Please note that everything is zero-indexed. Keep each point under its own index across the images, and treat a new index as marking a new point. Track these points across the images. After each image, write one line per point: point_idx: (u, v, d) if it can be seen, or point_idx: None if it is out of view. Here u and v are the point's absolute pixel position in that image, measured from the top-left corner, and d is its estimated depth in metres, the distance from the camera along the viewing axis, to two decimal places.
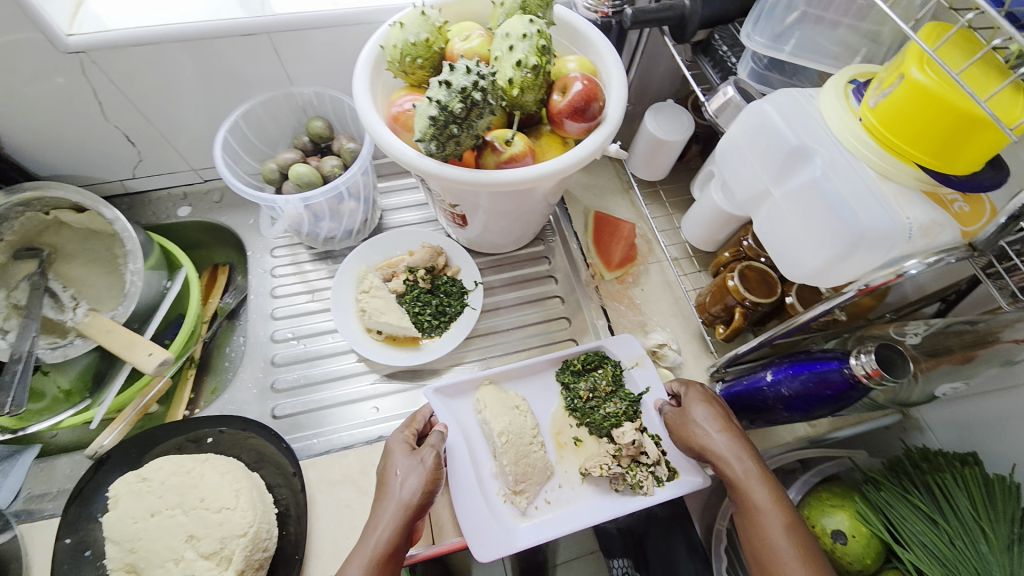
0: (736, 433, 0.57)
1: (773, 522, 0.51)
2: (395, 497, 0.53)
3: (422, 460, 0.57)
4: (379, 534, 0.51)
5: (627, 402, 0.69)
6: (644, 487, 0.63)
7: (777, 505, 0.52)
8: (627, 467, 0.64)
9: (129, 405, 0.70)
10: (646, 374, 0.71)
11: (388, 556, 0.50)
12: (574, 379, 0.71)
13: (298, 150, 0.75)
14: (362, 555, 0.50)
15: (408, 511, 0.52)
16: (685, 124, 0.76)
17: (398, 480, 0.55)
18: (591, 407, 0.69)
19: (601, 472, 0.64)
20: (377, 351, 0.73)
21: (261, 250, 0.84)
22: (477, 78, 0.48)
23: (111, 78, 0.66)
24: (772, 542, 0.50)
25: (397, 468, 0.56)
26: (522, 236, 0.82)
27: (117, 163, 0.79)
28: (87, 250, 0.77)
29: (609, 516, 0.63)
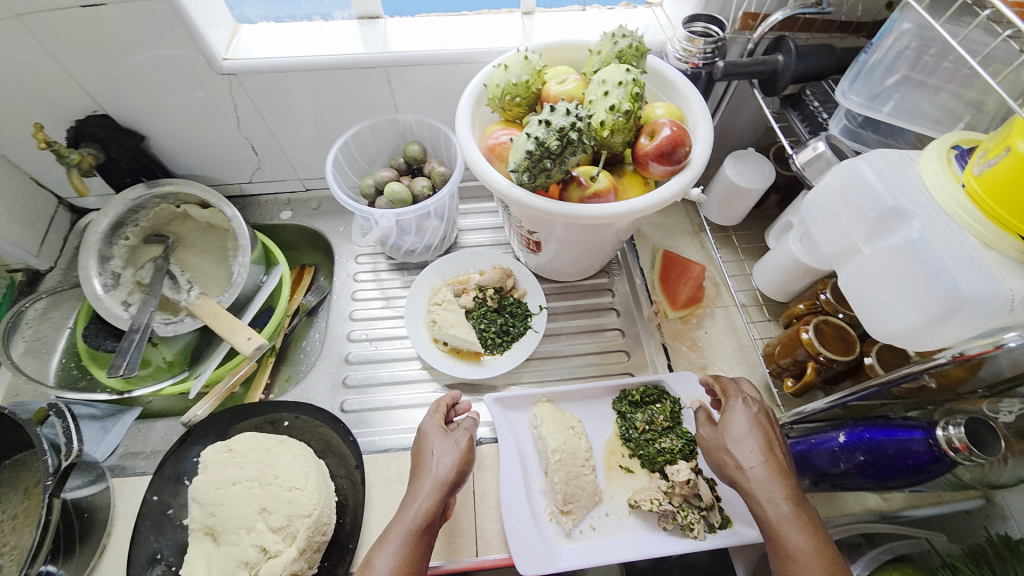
0: (776, 467, 0.54)
1: (811, 573, 0.47)
2: (432, 473, 0.57)
3: (455, 442, 0.60)
4: (417, 506, 0.54)
5: (684, 440, 0.69)
6: (695, 531, 0.62)
7: (817, 554, 0.48)
8: (679, 506, 0.64)
9: (222, 381, 0.78)
10: None
11: (423, 528, 0.53)
12: (631, 409, 0.72)
13: (394, 169, 0.82)
14: (402, 523, 0.53)
15: (443, 488, 0.56)
16: (766, 173, 0.76)
17: (434, 458, 0.58)
18: (647, 440, 0.69)
19: (651, 507, 0.63)
20: (443, 360, 0.77)
21: (347, 256, 0.92)
22: (574, 119, 0.52)
23: (251, 97, 0.77)
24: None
25: (435, 447, 0.60)
26: (590, 267, 0.84)
27: (240, 168, 0.90)
28: (204, 241, 0.88)
29: (654, 554, 0.62)
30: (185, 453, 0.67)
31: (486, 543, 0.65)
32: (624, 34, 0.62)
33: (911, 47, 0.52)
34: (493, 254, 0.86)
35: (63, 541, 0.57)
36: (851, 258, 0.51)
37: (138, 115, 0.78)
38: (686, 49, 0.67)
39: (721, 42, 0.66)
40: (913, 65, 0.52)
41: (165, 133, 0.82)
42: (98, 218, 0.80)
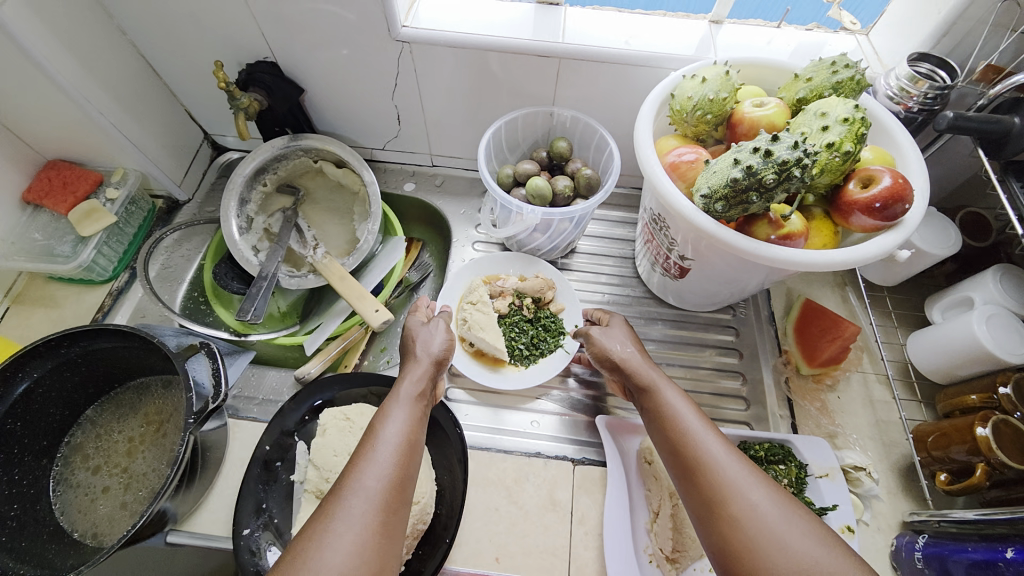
0: (643, 353, 0.61)
1: (688, 418, 0.51)
2: (426, 353, 0.59)
3: (438, 326, 0.63)
4: (411, 376, 0.56)
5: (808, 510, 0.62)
6: None
7: (687, 401, 0.53)
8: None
9: (334, 343, 0.79)
10: (835, 490, 0.64)
11: (421, 393, 0.54)
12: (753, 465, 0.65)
13: (536, 163, 0.80)
14: (399, 393, 0.53)
15: (436, 366, 0.58)
16: (952, 241, 0.68)
17: (421, 343, 0.60)
18: None
19: None
20: (465, 361, 0.74)
21: (463, 240, 0.90)
22: (801, 154, 0.47)
23: (416, 67, 0.76)
24: (684, 427, 0.50)
25: (420, 335, 0.62)
26: (721, 301, 0.78)
27: (379, 133, 0.90)
28: (330, 201, 0.89)
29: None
30: (297, 408, 0.68)
31: (579, 569, 0.62)
32: (847, 65, 0.56)
33: None
34: (539, 261, 0.83)
35: (184, 475, 0.59)
36: None
37: (301, 66, 0.78)
38: (904, 89, 0.60)
39: (948, 89, 0.59)
40: None
41: (320, 88, 0.82)
42: (245, 161, 0.82)
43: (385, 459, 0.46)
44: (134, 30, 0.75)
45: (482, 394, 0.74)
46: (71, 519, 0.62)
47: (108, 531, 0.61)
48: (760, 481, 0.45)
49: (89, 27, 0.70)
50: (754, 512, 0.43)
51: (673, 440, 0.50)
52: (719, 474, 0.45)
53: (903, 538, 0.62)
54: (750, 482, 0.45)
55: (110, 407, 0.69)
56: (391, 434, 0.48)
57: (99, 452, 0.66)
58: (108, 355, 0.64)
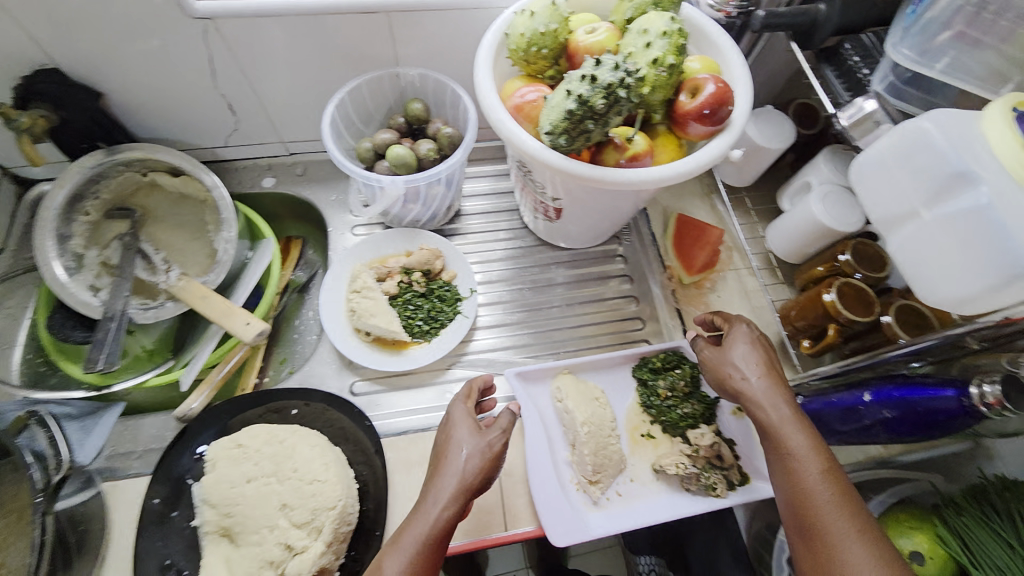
0: (775, 380, 0.57)
1: (808, 467, 0.51)
2: (455, 471, 0.53)
3: (485, 439, 0.56)
4: (436, 511, 0.51)
5: (705, 403, 0.69)
6: (717, 490, 0.63)
7: (815, 449, 0.52)
8: (701, 468, 0.64)
9: (216, 368, 0.73)
10: None
11: (436, 536, 0.50)
12: (652, 376, 0.71)
13: (394, 131, 0.75)
14: (416, 526, 0.51)
15: (466, 493, 0.53)
16: (788, 133, 0.74)
17: (455, 458, 0.55)
18: (668, 406, 0.69)
19: (676, 471, 0.64)
20: (364, 352, 0.72)
21: (341, 227, 0.84)
22: (623, 75, 0.48)
23: (230, 45, 0.67)
24: (810, 487, 0.50)
25: (462, 446, 0.55)
26: (602, 233, 0.81)
27: (214, 130, 0.80)
28: (176, 215, 0.78)
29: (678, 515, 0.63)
30: (185, 448, 0.62)
31: (515, 517, 0.64)
32: None
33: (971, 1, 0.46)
34: (421, 231, 0.80)
35: (62, 554, 0.53)
36: (903, 223, 0.48)
37: (89, 66, 0.66)
38: None
39: None
40: (970, 21, 0.47)
41: (123, 88, 0.70)
42: (52, 190, 0.70)
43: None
44: None
45: (391, 380, 0.73)
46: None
47: None
48: (861, 550, 0.46)
49: None
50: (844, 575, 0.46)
51: (787, 487, 0.52)
52: (826, 536, 0.48)
53: None
54: (853, 548, 0.47)
55: None
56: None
57: None
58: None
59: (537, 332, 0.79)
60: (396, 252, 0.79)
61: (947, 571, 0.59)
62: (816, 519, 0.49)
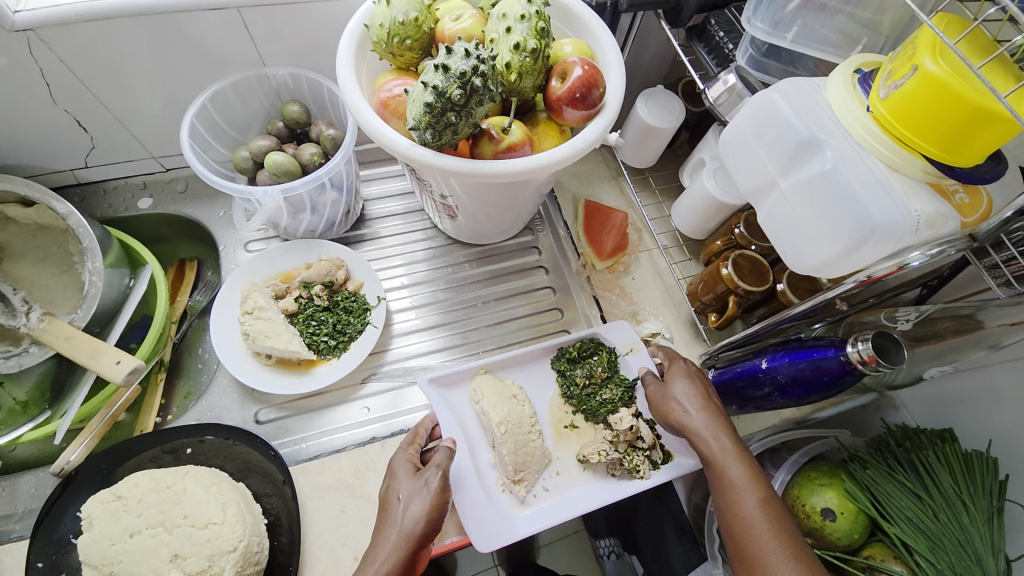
0: (713, 412, 0.58)
1: (747, 498, 0.52)
2: (395, 523, 0.53)
3: (426, 484, 0.55)
4: (378, 564, 0.51)
5: (623, 386, 0.68)
6: (641, 471, 0.63)
7: (753, 481, 0.53)
8: (624, 452, 0.64)
9: (96, 416, 0.64)
10: (640, 359, 0.69)
11: None
12: (570, 367, 0.70)
13: (272, 137, 0.69)
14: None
15: (410, 542, 0.52)
16: (677, 111, 0.75)
17: (402, 504, 0.54)
18: (587, 394, 0.68)
19: (599, 459, 0.63)
20: (265, 378, 0.66)
21: (234, 244, 0.78)
22: (476, 62, 0.45)
23: (61, 57, 0.60)
24: (749, 518, 0.51)
25: (400, 492, 0.55)
26: (513, 226, 0.79)
27: (68, 151, 0.72)
28: (38, 248, 0.70)
29: (606, 502, 0.62)
30: (68, 506, 0.56)
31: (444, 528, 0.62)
32: None
33: None
34: (320, 241, 0.75)
35: None
36: (769, 193, 0.48)
37: None
38: None
39: None
40: None
41: None
42: None
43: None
44: None
45: (299, 402, 0.69)
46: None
47: None
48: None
49: None
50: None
51: (728, 519, 0.52)
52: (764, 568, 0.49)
53: None
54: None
55: None
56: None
57: None
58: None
59: (453, 335, 0.76)
60: (294, 267, 0.74)
61: (859, 525, 0.59)
62: (757, 551, 0.49)
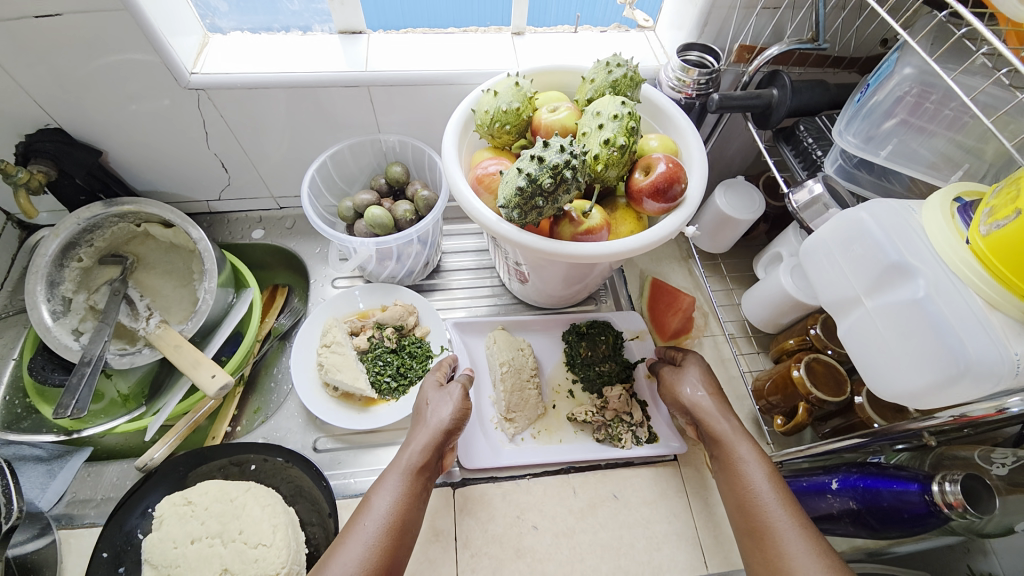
0: (720, 397, 0.61)
1: (755, 470, 0.53)
2: (428, 421, 0.60)
3: (450, 392, 0.63)
4: (415, 447, 0.57)
5: (622, 365, 0.74)
6: (623, 441, 0.69)
7: (760, 457, 0.54)
8: (611, 420, 0.70)
9: (182, 419, 0.71)
10: (642, 347, 0.78)
11: (420, 468, 0.56)
12: (577, 339, 0.76)
13: (374, 191, 0.78)
14: (399, 463, 0.56)
15: (440, 434, 0.58)
16: (757, 204, 0.76)
17: (432, 408, 0.62)
18: (588, 364, 0.74)
19: (586, 418, 0.70)
20: (327, 408, 0.71)
21: (323, 279, 0.86)
22: (568, 157, 0.50)
23: (219, 111, 0.72)
24: (756, 488, 0.52)
25: (431, 399, 0.63)
26: (578, 295, 0.81)
27: (209, 185, 0.85)
28: (167, 262, 0.82)
29: (586, 458, 0.69)
30: (141, 499, 0.61)
31: None
32: (619, 63, 0.60)
33: (911, 92, 0.49)
34: (397, 287, 0.81)
35: None
36: (852, 309, 0.47)
37: (90, 127, 0.71)
38: (680, 78, 0.65)
39: (715, 74, 0.64)
40: (912, 111, 0.49)
41: (125, 147, 0.75)
42: (47, 239, 0.73)
43: (370, 538, 0.49)
44: None
45: (355, 437, 0.72)
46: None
47: None
48: (813, 551, 0.46)
49: None
50: (790, 570, 0.46)
51: (736, 490, 0.53)
52: (773, 536, 0.48)
53: None
54: (795, 535, 0.48)
55: None
56: (379, 508, 0.52)
57: None
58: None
59: None
60: (370, 307, 0.80)
61: None
62: (767, 519, 0.49)
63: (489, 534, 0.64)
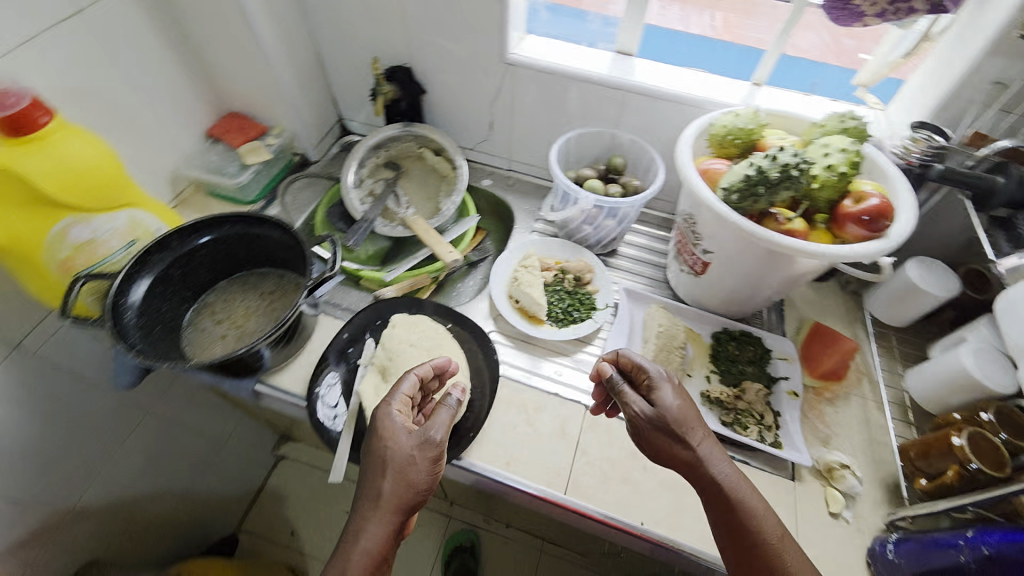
0: (705, 433, 0.59)
1: (769, 530, 0.53)
2: (381, 501, 0.54)
3: (421, 450, 0.57)
4: (368, 541, 0.52)
5: (763, 373, 0.83)
6: (748, 432, 0.76)
7: (763, 508, 0.55)
8: (741, 412, 0.78)
9: (405, 280, 0.95)
10: (789, 368, 0.83)
11: (375, 569, 0.51)
12: (728, 339, 0.87)
13: (597, 172, 0.98)
14: (347, 567, 0.51)
15: (399, 514, 0.54)
16: (951, 286, 0.80)
17: (395, 471, 0.56)
18: (732, 361, 0.84)
19: (721, 397, 0.79)
20: (509, 311, 0.89)
21: (524, 227, 1.07)
22: (799, 161, 0.66)
23: (513, 83, 0.99)
24: (770, 547, 0.52)
25: (393, 454, 0.57)
26: (738, 309, 0.89)
27: (472, 136, 1.13)
28: (425, 179, 1.10)
29: (712, 427, 0.77)
30: (375, 313, 0.84)
31: (577, 491, 0.71)
32: (853, 118, 0.72)
33: None
34: (584, 249, 0.98)
35: (284, 334, 0.77)
36: None
37: (428, 71, 1.03)
38: (906, 147, 0.75)
39: (942, 149, 0.72)
40: None
41: (438, 92, 1.06)
42: (371, 135, 1.06)
43: None
44: (319, 31, 1.02)
45: (517, 342, 0.87)
46: (159, 365, 0.63)
47: (202, 354, 0.77)
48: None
49: (294, 25, 0.98)
50: None
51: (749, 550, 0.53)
52: None
53: (880, 540, 0.67)
54: None
55: (238, 282, 0.86)
56: None
57: (223, 309, 0.83)
58: (254, 242, 0.82)
59: None
60: (559, 257, 0.98)
61: None
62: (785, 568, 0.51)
63: (605, 457, 0.74)
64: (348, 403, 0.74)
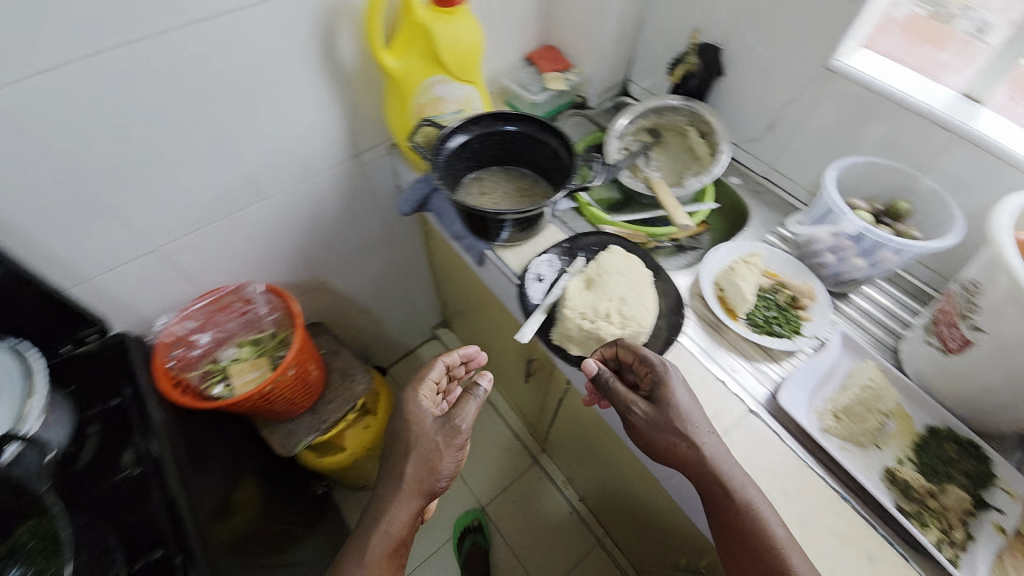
0: (710, 432, 0.70)
1: (767, 516, 0.65)
2: (419, 478, 0.81)
3: (453, 430, 0.84)
4: (396, 518, 0.79)
5: (970, 490, 0.71)
6: (926, 530, 0.69)
7: (757, 499, 0.66)
8: (925, 509, 0.71)
9: (624, 228, 1.01)
10: (1011, 504, 0.69)
11: (394, 544, 0.78)
12: (942, 437, 0.76)
13: (870, 208, 0.91)
14: (380, 539, 0.77)
15: (420, 496, 0.81)
16: None
17: (413, 459, 0.82)
18: (936, 457, 0.74)
19: (913, 480, 0.72)
20: (710, 294, 0.90)
21: (756, 233, 1.07)
22: None
23: (822, 90, 0.95)
24: (766, 535, 0.63)
25: (433, 433, 0.85)
26: (972, 416, 0.76)
27: (745, 131, 1.13)
28: (679, 155, 1.14)
29: (884, 505, 0.69)
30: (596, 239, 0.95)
31: None
32: None
33: None
34: (815, 277, 0.92)
35: (528, 223, 0.93)
36: None
37: (738, 55, 1.05)
38: None
39: None
40: None
41: (736, 78, 1.08)
42: (655, 98, 1.14)
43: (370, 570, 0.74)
44: None
45: (703, 323, 0.89)
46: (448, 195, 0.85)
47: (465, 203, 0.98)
48: (798, 547, 0.63)
49: None
50: None
51: (726, 529, 0.67)
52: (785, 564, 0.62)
53: None
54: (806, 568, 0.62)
55: (505, 171, 1.05)
56: (376, 546, 0.77)
57: (488, 184, 1.03)
58: (536, 145, 0.99)
59: None
60: (782, 272, 0.94)
61: None
62: (765, 536, 0.63)
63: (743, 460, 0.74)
64: (545, 289, 0.89)
